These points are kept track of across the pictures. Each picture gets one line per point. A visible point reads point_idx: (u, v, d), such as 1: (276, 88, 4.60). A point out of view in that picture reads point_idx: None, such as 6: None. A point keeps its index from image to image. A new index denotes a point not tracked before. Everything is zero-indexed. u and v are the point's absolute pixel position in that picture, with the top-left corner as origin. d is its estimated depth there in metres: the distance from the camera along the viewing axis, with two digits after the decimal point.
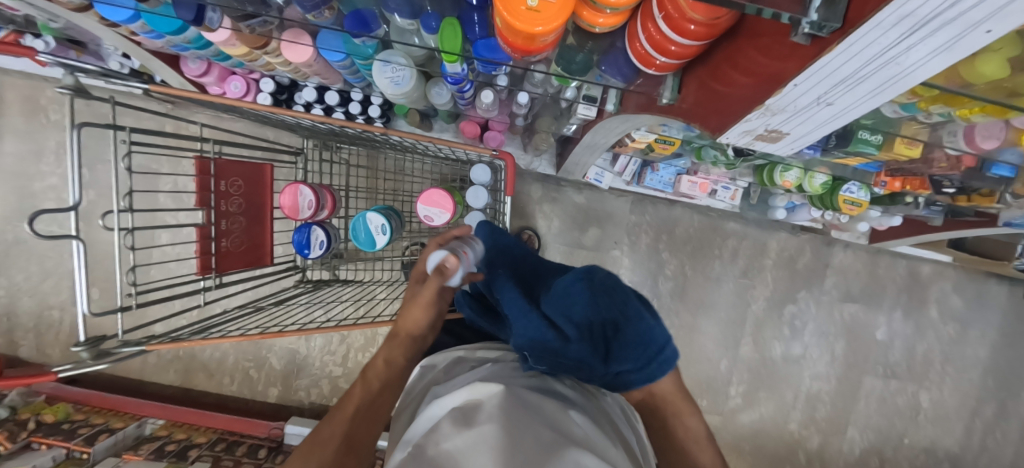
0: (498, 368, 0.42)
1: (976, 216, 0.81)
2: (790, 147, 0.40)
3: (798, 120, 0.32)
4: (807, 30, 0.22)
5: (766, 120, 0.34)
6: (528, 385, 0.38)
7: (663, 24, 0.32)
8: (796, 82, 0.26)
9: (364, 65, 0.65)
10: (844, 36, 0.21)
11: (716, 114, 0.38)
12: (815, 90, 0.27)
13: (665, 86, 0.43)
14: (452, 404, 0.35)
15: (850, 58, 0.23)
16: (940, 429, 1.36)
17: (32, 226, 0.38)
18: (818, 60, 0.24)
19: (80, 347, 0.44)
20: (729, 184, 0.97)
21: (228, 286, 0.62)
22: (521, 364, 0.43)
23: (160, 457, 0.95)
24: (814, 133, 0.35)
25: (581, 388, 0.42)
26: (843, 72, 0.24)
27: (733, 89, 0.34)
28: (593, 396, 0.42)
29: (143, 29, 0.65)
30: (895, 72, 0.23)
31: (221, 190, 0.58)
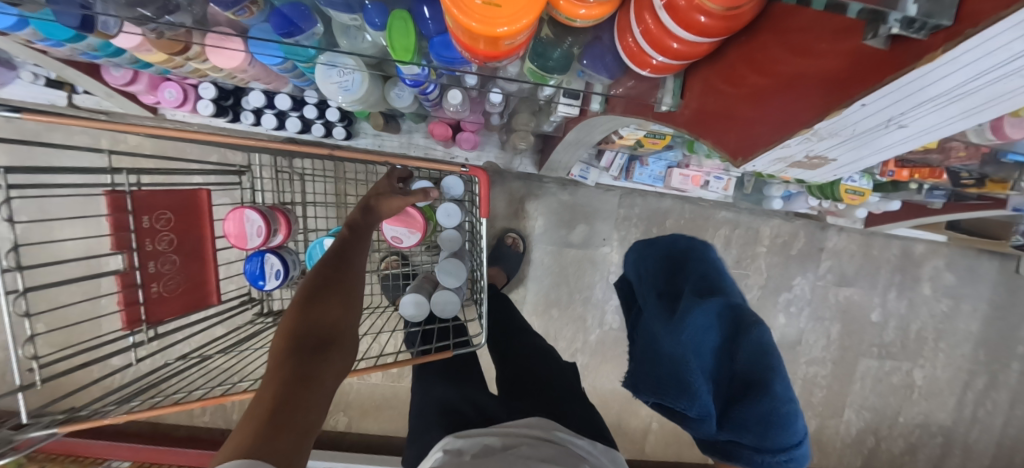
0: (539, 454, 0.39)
1: (981, 199, 0.78)
2: (835, 170, 0.33)
3: (852, 144, 0.25)
4: (893, 31, 0.15)
5: (810, 147, 0.27)
6: None
7: (663, 15, 0.24)
8: (862, 102, 0.20)
9: (308, 68, 0.56)
10: (953, 39, 0.14)
11: (730, 129, 0.31)
12: (883, 110, 0.20)
13: (665, 89, 0.35)
14: None
15: (948, 70, 0.16)
16: (933, 404, 1.37)
17: None
18: (901, 73, 0.17)
19: None
20: (722, 174, 0.91)
21: (166, 337, 0.53)
22: (545, 451, 0.41)
23: None
24: (865, 156, 0.29)
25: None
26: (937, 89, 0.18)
27: (753, 99, 0.27)
28: None
29: (37, 36, 0.54)
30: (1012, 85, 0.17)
31: (145, 227, 0.49)
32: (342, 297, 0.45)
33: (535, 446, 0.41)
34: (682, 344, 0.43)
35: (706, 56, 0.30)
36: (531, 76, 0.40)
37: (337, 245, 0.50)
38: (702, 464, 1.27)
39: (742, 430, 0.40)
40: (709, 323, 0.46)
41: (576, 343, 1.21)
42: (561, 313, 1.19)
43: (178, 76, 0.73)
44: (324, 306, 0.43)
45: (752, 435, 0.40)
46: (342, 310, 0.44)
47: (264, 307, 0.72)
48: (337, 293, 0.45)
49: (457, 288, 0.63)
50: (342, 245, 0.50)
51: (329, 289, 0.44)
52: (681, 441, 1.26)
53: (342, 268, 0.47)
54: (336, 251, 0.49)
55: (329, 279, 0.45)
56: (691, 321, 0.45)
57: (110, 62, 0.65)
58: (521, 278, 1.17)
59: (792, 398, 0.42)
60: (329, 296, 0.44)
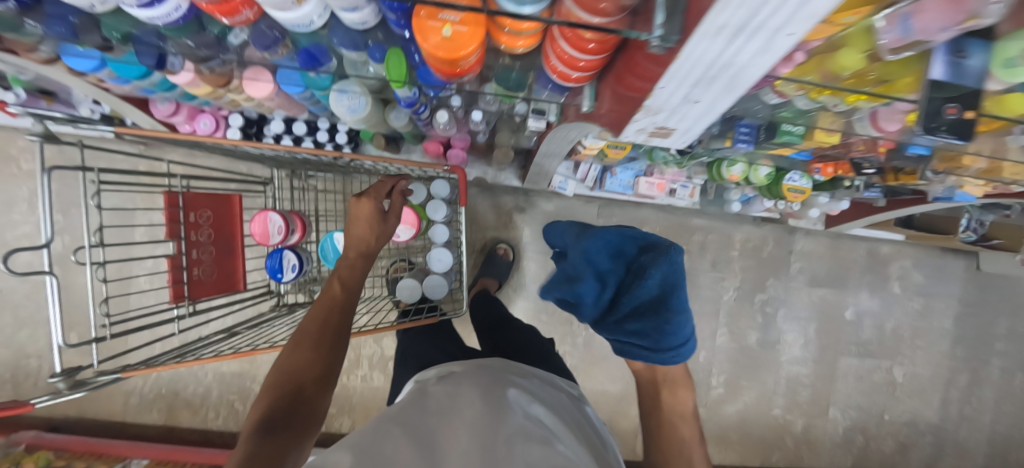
0: (482, 373, 0.47)
1: (913, 194, 0.90)
2: (681, 141, 0.45)
3: (676, 116, 0.37)
4: (657, 41, 0.26)
5: (652, 119, 0.39)
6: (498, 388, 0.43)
7: (566, 45, 0.36)
8: (662, 85, 0.31)
9: (323, 96, 0.69)
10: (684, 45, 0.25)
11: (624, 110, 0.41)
12: (680, 91, 0.32)
13: (584, 95, 0.47)
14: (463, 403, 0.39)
15: (695, 66, 0.27)
16: (918, 401, 1.40)
17: (5, 264, 0.40)
18: (668, 67, 0.28)
19: (58, 376, 0.47)
20: (686, 183, 1.02)
21: (202, 314, 0.63)
22: (489, 368, 0.49)
23: None
24: (697, 127, 0.40)
25: (557, 409, 0.45)
26: (692, 75, 0.28)
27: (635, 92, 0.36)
28: (576, 420, 0.45)
29: (110, 76, 0.67)
30: (734, 69, 0.27)
31: (190, 220, 0.61)
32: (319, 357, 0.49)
33: (490, 369, 0.49)
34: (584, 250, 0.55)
35: (599, 72, 0.41)
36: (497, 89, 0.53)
37: (316, 303, 0.55)
38: None
39: (638, 333, 0.50)
40: (619, 243, 0.55)
41: (565, 345, 1.29)
42: (551, 317, 1.28)
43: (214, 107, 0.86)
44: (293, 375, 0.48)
45: (649, 335, 0.50)
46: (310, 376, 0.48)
47: (281, 300, 0.82)
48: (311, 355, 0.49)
49: (445, 272, 0.74)
50: (322, 301, 0.55)
51: (302, 354, 0.49)
52: None
53: (322, 326, 0.52)
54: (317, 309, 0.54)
55: (302, 345, 0.50)
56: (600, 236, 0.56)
57: (161, 96, 0.79)
58: (510, 284, 1.27)
59: (684, 311, 0.51)
60: (301, 364, 0.49)
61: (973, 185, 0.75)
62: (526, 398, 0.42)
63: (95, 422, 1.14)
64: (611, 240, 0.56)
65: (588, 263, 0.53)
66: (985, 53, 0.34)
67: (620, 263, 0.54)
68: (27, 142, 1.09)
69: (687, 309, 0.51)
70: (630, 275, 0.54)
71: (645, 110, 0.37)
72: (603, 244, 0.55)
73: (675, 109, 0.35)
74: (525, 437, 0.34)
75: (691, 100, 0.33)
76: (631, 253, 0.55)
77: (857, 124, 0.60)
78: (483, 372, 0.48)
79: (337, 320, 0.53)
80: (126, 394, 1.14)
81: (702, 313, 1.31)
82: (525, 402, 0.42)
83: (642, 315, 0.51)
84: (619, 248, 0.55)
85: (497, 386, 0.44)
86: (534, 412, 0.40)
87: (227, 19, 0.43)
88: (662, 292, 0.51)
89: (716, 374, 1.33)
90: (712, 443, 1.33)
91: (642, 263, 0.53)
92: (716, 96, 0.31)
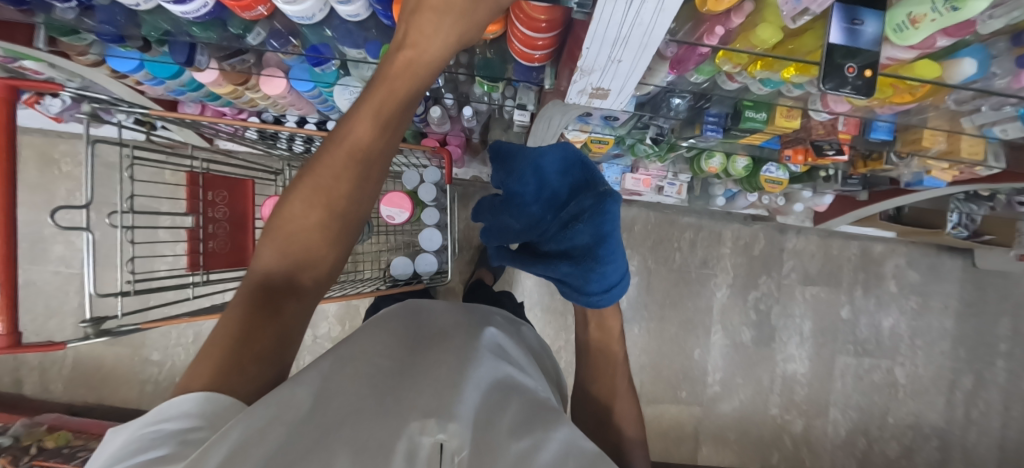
0: (451, 327, 0.48)
1: (891, 183, 0.93)
2: (620, 103, 0.51)
3: (608, 76, 0.43)
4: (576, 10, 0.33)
5: (587, 81, 0.44)
6: (465, 340, 0.44)
7: (522, 27, 0.43)
8: (587, 45, 0.38)
9: (329, 92, 0.78)
10: (595, 9, 0.32)
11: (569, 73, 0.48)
12: (604, 52, 0.38)
13: (546, 74, 0.56)
14: (433, 350, 0.41)
15: (608, 26, 0.34)
16: (921, 403, 1.37)
17: (57, 217, 0.49)
18: (591, 28, 0.35)
19: (87, 322, 0.53)
20: (673, 179, 1.06)
21: (214, 283, 0.70)
22: (456, 321, 0.51)
23: (71, 459, 0.96)
24: (627, 87, 0.46)
25: (515, 342, 0.54)
26: (610, 36, 0.35)
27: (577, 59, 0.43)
28: (527, 365, 0.51)
29: (146, 77, 0.76)
30: (642, 28, 0.34)
31: (208, 199, 0.68)
32: (340, 203, 0.41)
33: (458, 320, 0.52)
34: (535, 153, 0.58)
35: (553, 49, 0.48)
36: (481, 80, 0.60)
37: (309, 176, 0.42)
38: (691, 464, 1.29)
39: (567, 275, 0.56)
40: (565, 165, 0.57)
41: (559, 339, 1.32)
42: (545, 312, 1.32)
43: (235, 109, 0.93)
44: (305, 220, 0.41)
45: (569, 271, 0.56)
46: (330, 218, 0.41)
47: None
48: (321, 211, 0.41)
49: (437, 249, 0.85)
50: (342, 129, 0.41)
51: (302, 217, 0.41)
52: (667, 439, 1.29)
53: (351, 155, 0.41)
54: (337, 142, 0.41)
55: (328, 175, 0.41)
56: (549, 157, 0.57)
57: (189, 98, 0.87)
58: (506, 279, 1.31)
59: (613, 261, 0.55)
60: (317, 204, 0.41)
61: (939, 170, 0.78)
62: (492, 339, 0.48)
63: (112, 407, 1.20)
64: (564, 161, 0.57)
65: (534, 170, 0.58)
66: (879, 22, 0.40)
67: (566, 185, 0.58)
68: (69, 147, 1.20)
69: (615, 258, 0.54)
70: (575, 207, 0.56)
71: (582, 72, 0.43)
72: (557, 157, 0.57)
73: (606, 69, 0.42)
74: (480, 369, 0.39)
75: (615, 61, 0.40)
76: (578, 182, 0.57)
77: (811, 108, 0.66)
78: (458, 319, 0.52)
79: (361, 162, 0.41)
80: (143, 382, 1.21)
81: (696, 310, 1.31)
82: (491, 339, 0.48)
83: (574, 261, 0.55)
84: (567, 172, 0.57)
85: (466, 331, 0.48)
86: (499, 351, 0.47)
87: (243, 14, 0.51)
88: (592, 243, 0.54)
89: (711, 371, 1.31)
90: (710, 443, 1.31)
91: (580, 204, 0.55)
92: (634, 54, 0.39)
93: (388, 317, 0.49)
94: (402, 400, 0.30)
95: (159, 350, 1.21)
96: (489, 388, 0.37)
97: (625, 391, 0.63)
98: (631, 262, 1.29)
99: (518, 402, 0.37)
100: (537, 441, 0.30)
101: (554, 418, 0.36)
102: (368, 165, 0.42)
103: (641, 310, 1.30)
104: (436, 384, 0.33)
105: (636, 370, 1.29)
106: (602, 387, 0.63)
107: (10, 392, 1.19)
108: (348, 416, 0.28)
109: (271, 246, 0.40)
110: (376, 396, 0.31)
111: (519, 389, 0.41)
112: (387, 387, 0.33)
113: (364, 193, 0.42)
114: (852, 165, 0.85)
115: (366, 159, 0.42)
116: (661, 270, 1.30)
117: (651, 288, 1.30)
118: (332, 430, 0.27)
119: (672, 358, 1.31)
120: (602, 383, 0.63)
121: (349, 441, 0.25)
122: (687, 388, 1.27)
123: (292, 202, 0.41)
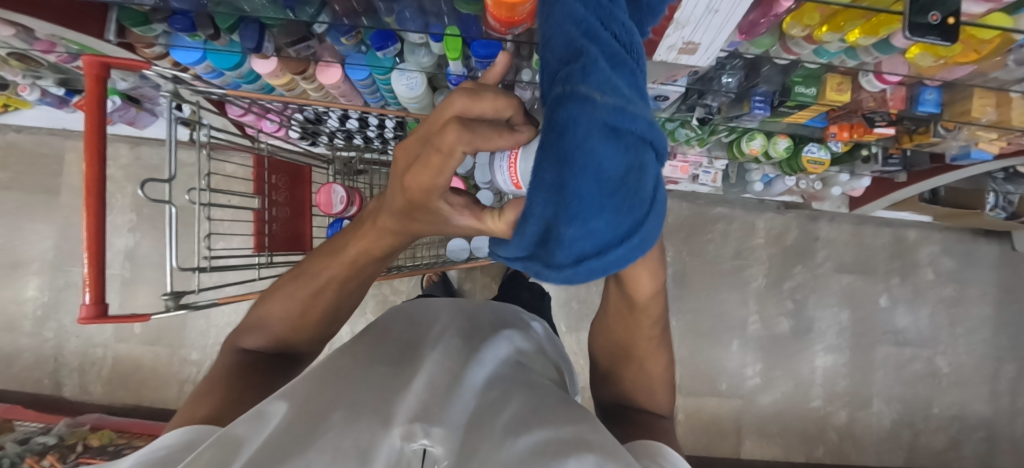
0: (449, 333, 0.48)
1: (932, 162, 0.94)
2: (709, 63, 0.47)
3: (701, 30, 0.41)
4: None
5: (680, 35, 0.42)
6: (459, 348, 0.44)
7: None
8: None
9: (383, 81, 0.79)
10: None
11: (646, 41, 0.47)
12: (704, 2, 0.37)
13: None
14: (427, 356, 0.41)
15: None
16: (965, 392, 1.33)
17: (149, 187, 0.50)
18: None
19: (170, 293, 0.54)
20: (709, 168, 1.08)
21: (277, 266, 0.71)
22: (454, 328, 0.50)
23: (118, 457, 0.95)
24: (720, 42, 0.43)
25: (522, 344, 0.53)
26: None
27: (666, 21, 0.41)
28: (530, 365, 0.50)
29: (206, 70, 0.78)
30: None
31: (272, 182, 0.70)
32: (320, 302, 0.49)
33: (457, 327, 0.51)
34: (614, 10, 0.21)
35: None
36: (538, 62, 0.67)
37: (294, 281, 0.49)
38: (733, 459, 1.26)
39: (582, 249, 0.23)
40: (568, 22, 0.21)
41: None
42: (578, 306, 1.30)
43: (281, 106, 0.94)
44: (291, 307, 0.49)
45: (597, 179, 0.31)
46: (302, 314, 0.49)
47: None
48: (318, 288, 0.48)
49: None
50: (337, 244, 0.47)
51: (284, 310, 0.49)
52: (707, 433, 1.27)
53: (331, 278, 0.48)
54: (328, 264, 0.48)
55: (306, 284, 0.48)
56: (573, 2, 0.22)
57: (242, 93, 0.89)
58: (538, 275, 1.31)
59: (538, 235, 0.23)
60: (304, 302, 0.48)
61: (988, 140, 0.79)
62: (496, 340, 0.49)
63: (149, 409, 1.19)
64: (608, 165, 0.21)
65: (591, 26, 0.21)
66: None
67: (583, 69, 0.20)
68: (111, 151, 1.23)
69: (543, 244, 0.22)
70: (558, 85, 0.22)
71: (674, 26, 0.41)
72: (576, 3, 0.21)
73: (700, 22, 0.40)
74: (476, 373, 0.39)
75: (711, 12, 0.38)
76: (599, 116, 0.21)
77: (862, 79, 0.70)
78: (458, 322, 0.53)
79: (342, 283, 0.48)
80: (182, 382, 1.20)
81: (732, 300, 1.29)
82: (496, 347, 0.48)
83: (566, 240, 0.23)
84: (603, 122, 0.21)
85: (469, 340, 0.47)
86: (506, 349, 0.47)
87: None
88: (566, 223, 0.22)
89: (749, 364, 1.29)
90: (752, 437, 1.28)
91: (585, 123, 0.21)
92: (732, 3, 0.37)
93: (388, 323, 0.51)
94: (393, 402, 0.31)
95: (198, 349, 1.21)
96: (480, 392, 0.37)
97: (661, 347, 0.52)
98: (665, 254, 1.28)
99: (518, 397, 0.37)
100: (537, 436, 0.29)
101: (560, 412, 0.35)
102: (347, 283, 0.48)
103: (674, 302, 1.28)
104: (424, 391, 0.32)
105: (672, 363, 1.27)
106: (619, 335, 0.52)
107: (49, 395, 1.19)
108: (340, 407, 0.30)
109: (277, 307, 0.49)
110: (365, 397, 0.31)
111: (518, 383, 0.41)
112: (376, 389, 0.33)
113: (336, 298, 0.49)
114: (895, 141, 0.86)
115: (346, 280, 0.48)
116: (694, 262, 1.29)
117: (686, 280, 1.29)
118: (322, 422, 0.28)
119: (709, 349, 1.28)
120: (623, 342, 0.52)
121: (337, 429, 0.26)
122: (726, 380, 1.25)
123: (280, 295, 0.50)
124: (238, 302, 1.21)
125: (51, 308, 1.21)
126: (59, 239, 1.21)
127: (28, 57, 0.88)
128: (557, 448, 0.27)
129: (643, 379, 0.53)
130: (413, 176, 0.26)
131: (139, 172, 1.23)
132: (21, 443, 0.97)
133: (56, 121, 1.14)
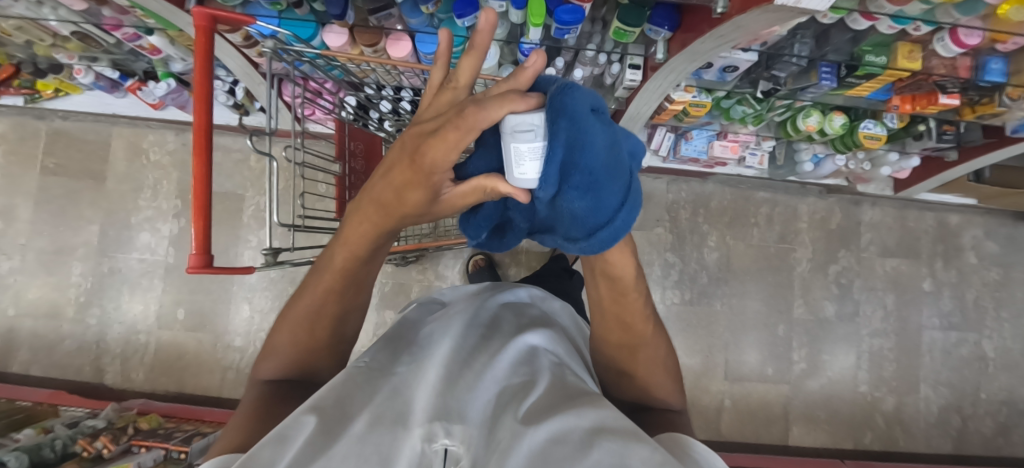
0: (471, 323, 0.43)
1: (986, 138, 0.94)
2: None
3: None
4: None
5: None
6: (488, 346, 0.38)
7: None
8: None
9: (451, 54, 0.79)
10: None
11: None
12: None
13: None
14: (444, 346, 0.36)
15: None
16: (1013, 377, 1.32)
17: (259, 136, 0.49)
18: None
19: (269, 249, 0.54)
20: (756, 149, 1.08)
21: None
22: (475, 320, 0.45)
23: (170, 439, 0.94)
24: None
25: (557, 337, 0.47)
26: None
27: None
28: (566, 355, 0.44)
29: None
30: None
31: None
32: (327, 318, 0.38)
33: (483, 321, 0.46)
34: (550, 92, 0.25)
35: None
36: (617, 26, 0.68)
37: (304, 290, 0.38)
38: (782, 445, 1.24)
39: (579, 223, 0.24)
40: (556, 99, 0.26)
41: None
42: None
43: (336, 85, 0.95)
44: (307, 325, 0.38)
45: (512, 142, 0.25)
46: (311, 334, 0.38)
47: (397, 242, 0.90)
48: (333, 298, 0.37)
49: None
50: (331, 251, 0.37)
51: (297, 331, 0.38)
52: (756, 420, 1.25)
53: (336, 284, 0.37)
54: (322, 270, 0.37)
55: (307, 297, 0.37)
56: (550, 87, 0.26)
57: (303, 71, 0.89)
58: None
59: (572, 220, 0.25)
60: (305, 319, 0.37)
61: None
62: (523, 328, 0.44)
63: (192, 397, 1.17)
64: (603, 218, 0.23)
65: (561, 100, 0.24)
66: None
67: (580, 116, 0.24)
68: (157, 137, 1.23)
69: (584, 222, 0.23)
70: (560, 136, 0.20)
71: None
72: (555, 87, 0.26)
73: None
74: (496, 362, 0.34)
75: None
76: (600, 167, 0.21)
77: (936, 45, 0.70)
78: (486, 315, 0.47)
79: (342, 295, 0.37)
80: (225, 368, 1.19)
81: (778, 283, 1.29)
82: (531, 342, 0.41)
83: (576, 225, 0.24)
84: (609, 174, 0.21)
85: (497, 336, 0.42)
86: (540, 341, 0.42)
87: None
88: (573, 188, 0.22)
89: (796, 348, 1.28)
90: (801, 422, 1.26)
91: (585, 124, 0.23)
92: None
93: (407, 331, 0.45)
94: (406, 402, 0.27)
95: (240, 335, 1.19)
96: (505, 389, 0.31)
97: (657, 327, 0.43)
98: (709, 237, 1.28)
99: (546, 383, 0.33)
100: (563, 422, 0.24)
101: (593, 397, 0.30)
102: (346, 295, 0.38)
103: (719, 287, 1.28)
104: (443, 383, 0.28)
105: (719, 346, 1.26)
106: (609, 321, 0.40)
107: (91, 383, 1.18)
108: (363, 410, 0.26)
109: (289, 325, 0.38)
110: (382, 396, 0.28)
111: (551, 371, 0.37)
112: (391, 387, 0.29)
113: (349, 302, 0.38)
114: (955, 114, 0.87)
115: (344, 290, 0.37)
116: (739, 246, 1.29)
117: (730, 264, 1.29)
118: (341, 432, 0.23)
119: (754, 333, 1.27)
120: (614, 329, 0.41)
121: (355, 435, 0.22)
122: (774, 365, 1.24)
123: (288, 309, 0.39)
124: (280, 288, 1.20)
125: (94, 294, 1.20)
126: (104, 225, 1.21)
127: (90, 37, 0.86)
128: (587, 434, 0.23)
129: (645, 370, 0.42)
130: (431, 149, 0.25)
131: (185, 158, 1.23)
132: (70, 426, 0.95)
133: (106, 106, 1.12)
